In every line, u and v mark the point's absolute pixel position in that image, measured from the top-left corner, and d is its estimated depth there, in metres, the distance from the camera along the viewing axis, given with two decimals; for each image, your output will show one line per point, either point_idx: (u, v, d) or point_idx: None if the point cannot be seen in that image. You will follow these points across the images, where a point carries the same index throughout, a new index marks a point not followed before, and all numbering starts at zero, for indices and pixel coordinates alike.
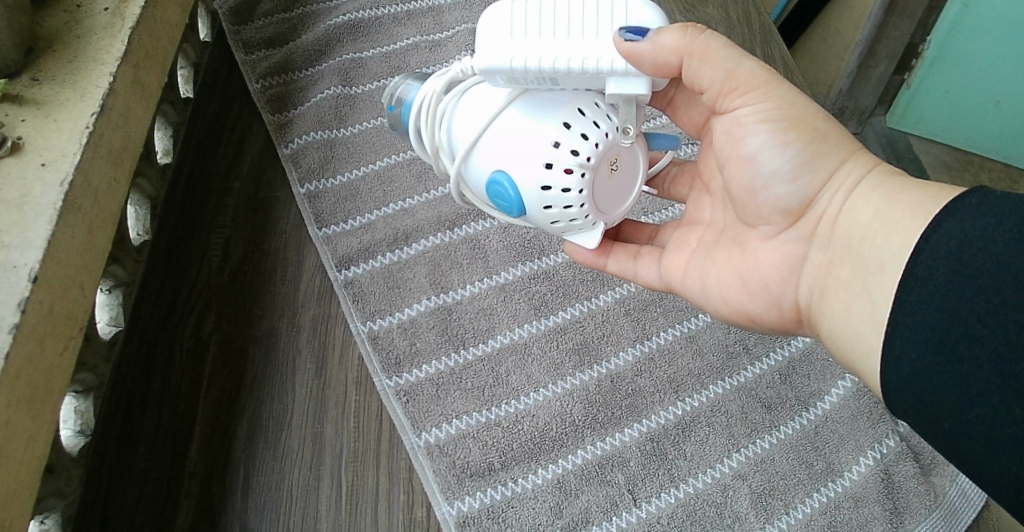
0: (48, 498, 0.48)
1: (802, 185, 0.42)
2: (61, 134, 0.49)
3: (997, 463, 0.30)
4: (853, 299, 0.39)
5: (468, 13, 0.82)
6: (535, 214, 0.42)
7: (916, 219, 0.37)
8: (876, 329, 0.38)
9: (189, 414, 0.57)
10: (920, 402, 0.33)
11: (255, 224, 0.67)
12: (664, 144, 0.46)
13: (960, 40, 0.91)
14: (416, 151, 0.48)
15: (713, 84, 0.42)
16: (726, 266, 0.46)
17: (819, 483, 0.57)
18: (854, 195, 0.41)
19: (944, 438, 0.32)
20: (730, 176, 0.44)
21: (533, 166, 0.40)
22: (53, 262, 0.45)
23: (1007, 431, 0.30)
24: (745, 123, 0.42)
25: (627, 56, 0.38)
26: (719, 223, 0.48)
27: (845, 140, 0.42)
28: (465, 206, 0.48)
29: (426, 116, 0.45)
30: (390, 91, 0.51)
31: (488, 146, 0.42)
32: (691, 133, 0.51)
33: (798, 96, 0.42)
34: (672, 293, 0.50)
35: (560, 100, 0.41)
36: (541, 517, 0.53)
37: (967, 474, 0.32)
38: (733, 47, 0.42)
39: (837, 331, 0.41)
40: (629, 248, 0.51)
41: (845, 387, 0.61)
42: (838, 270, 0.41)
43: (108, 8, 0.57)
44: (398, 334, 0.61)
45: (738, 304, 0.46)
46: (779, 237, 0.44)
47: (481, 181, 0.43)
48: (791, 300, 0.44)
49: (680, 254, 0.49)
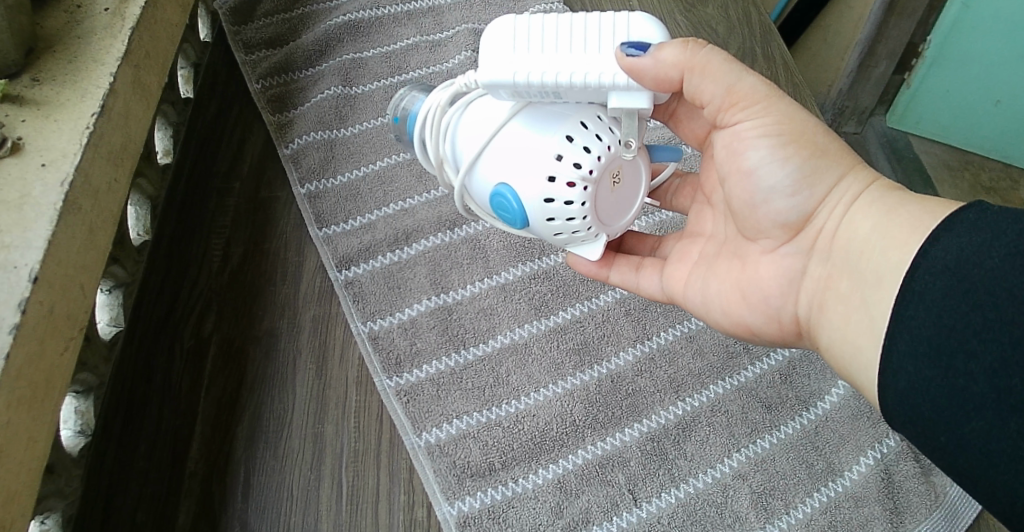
0: (48, 498, 0.48)
1: (802, 200, 0.42)
2: (61, 134, 0.49)
3: (993, 476, 0.30)
4: (852, 313, 0.39)
5: (468, 13, 0.82)
6: (538, 226, 0.42)
7: (914, 233, 0.37)
8: (874, 342, 0.38)
9: (190, 416, 0.57)
10: (917, 414, 0.33)
11: (255, 226, 0.67)
12: (666, 156, 0.46)
13: (960, 40, 0.91)
14: (421, 162, 0.48)
15: (714, 99, 0.43)
16: (726, 279, 0.46)
17: (818, 483, 0.57)
18: (853, 210, 0.41)
19: (941, 449, 0.32)
20: (730, 189, 0.44)
21: (535, 179, 0.40)
22: (53, 264, 0.45)
23: (1002, 444, 0.30)
24: (746, 137, 0.42)
25: (629, 71, 0.38)
26: (720, 235, 0.48)
27: (845, 156, 0.42)
28: (469, 215, 0.48)
29: (431, 128, 0.45)
30: (395, 101, 0.52)
31: (491, 159, 0.42)
32: (693, 144, 0.51)
33: (799, 111, 0.42)
34: (673, 304, 0.50)
35: (563, 113, 0.41)
36: (542, 517, 0.53)
37: (963, 485, 0.32)
38: (734, 62, 0.42)
39: (836, 344, 0.41)
40: (631, 259, 0.51)
41: (845, 387, 0.61)
42: (837, 284, 0.41)
43: (108, 9, 0.57)
44: (398, 334, 0.61)
45: (738, 317, 0.46)
46: (779, 251, 0.44)
47: (484, 192, 0.43)
48: (791, 313, 0.44)
49: (681, 266, 0.49)
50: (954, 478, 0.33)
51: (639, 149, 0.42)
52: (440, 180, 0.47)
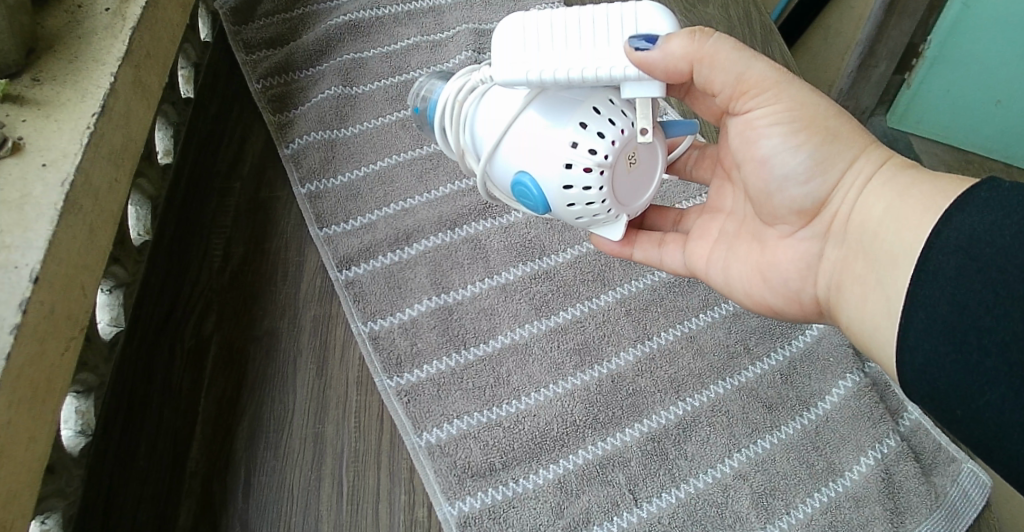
0: (49, 498, 0.48)
1: (816, 186, 0.43)
2: (61, 134, 0.49)
3: (1007, 447, 0.31)
4: (867, 294, 0.40)
5: (468, 13, 0.82)
6: (559, 210, 0.43)
7: (926, 214, 0.38)
8: (890, 322, 0.39)
9: (190, 414, 0.57)
10: (933, 388, 0.34)
11: (256, 225, 0.67)
12: (682, 131, 0.45)
13: (961, 40, 0.92)
14: (441, 148, 0.49)
15: (724, 88, 0.43)
16: (746, 262, 0.47)
17: (819, 483, 0.56)
18: (867, 192, 0.41)
19: (957, 421, 0.34)
20: (746, 176, 0.45)
21: (553, 166, 0.41)
22: (53, 263, 0.45)
23: (1017, 415, 0.31)
24: (757, 126, 0.43)
25: (639, 65, 0.39)
26: (739, 213, 0.49)
27: (857, 136, 0.42)
28: (491, 199, 0.49)
29: (450, 118, 0.46)
30: (415, 91, 0.53)
31: (508, 149, 0.43)
32: (710, 120, 0.50)
33: (809, 94, 0.42)
34: (696, 278, 0.52)
35: (575, 101, 0.41)
36: (542, 517, 0.53)
37: (979, 454, 0.34)
38: (742, 49, 0.42)
39: (853, 324, 0.42)
40: (653, 236, 0.52)
41: (846, 386, 0.61)
42: (852, 265, 0.42)
43: (108, 9, 0.57)
44: (399, 334, 0.61)
45: (760, 297, 0.47)
46: (796, 235, 0.45)
47: (504, 180, 0.44)
48: (810, 294, 0.45)
49: (703, 243, 0.50)
50: (970, 448, 0.34)
51: (655, 129, 0.42)
52: (461, 168, 0.48)
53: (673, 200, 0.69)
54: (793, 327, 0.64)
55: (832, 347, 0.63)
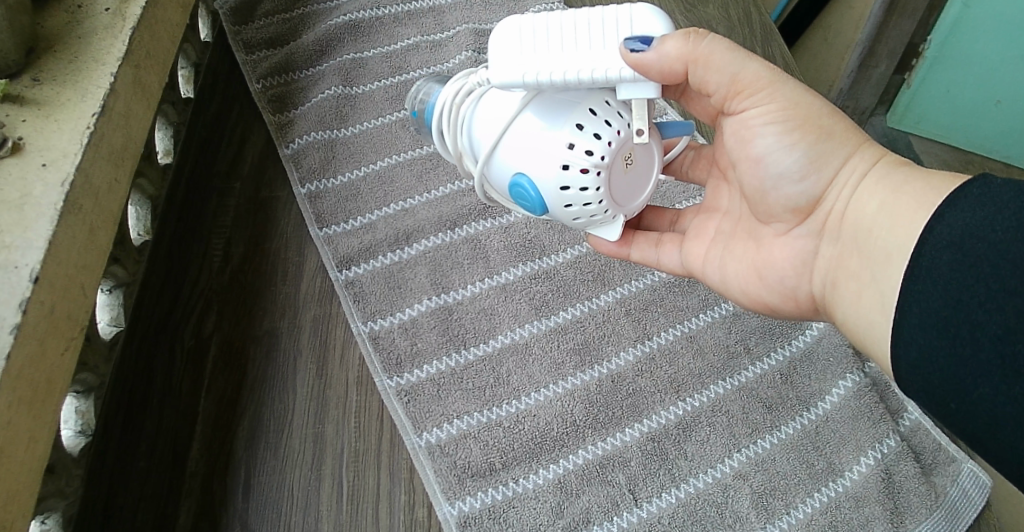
0: (49, 498, 0.48)
1: (811, 184, 0.43)
2: (61, 135, 0.49)
3: (1002, 440, 0.31)
4: (862, 291, 0.40)
5: (469, 13, 0.82)
6: (557, 212, 0.43)
7: (919, 211, 0.38)
8: (885, 318, 0.39)
9: (190, 413, 0.57)
10: (929, 383, 0.34)
11: (255, 225, 0.67)
12: (677, 132, 0.45)
13: (960, 40, 0.92)
14: (439, 151, 0.49)
15: (719, 88, 0.43)
16: (742, 260, 0.47)
17: (819, 483, 0.56)
18: (860, 190, 0.42)
19: (953, 417, 0.34)
20: (742, 175, 0.45)
21: (550, 168, 0.41)
22: (53, 262, 0.45)
23: (1010, 409, 0.31)
24: (752, 125, 0.43)
25: (635, 67, 0.39)
26: (735, 212, 0.49)
27: (851, 134, 0.42)
28: (489, 201, 0.49)
29: (448, 121, 0.46)
30: (414, 95, 0.53)
31: (505, 151, 0.42)
32: (706, 121, 0.50)
33: (803, 93, 0.42)
34: (693, 278, 0.51)
35: (572, 102, 0.41)
36: (542, 517, 0.53)
37: (975, 450, 0.34)
38: (736, 49, 0.42)
39: (849, 321, 0.42)
40: (650, 236, 0.52)
41: (846, 386, 0.61)
42: (847, 262, 0.42)
43: (108, 9, 0.57)
44: (399, 334, 0.61)
45: (756, 295, 0.47)
46: (791, 233, 0.45)
47: (502, 182, 0.44)
48: (806, 291, 0.45)
49: (700, 243, 0.50)
50: (966, 443, 0.34)
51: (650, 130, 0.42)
52: (459, 170, 0.48)
53: (673, 200, 0.69)
54: (793, 327, 0.64)
55: (832, 347, 0.63)
